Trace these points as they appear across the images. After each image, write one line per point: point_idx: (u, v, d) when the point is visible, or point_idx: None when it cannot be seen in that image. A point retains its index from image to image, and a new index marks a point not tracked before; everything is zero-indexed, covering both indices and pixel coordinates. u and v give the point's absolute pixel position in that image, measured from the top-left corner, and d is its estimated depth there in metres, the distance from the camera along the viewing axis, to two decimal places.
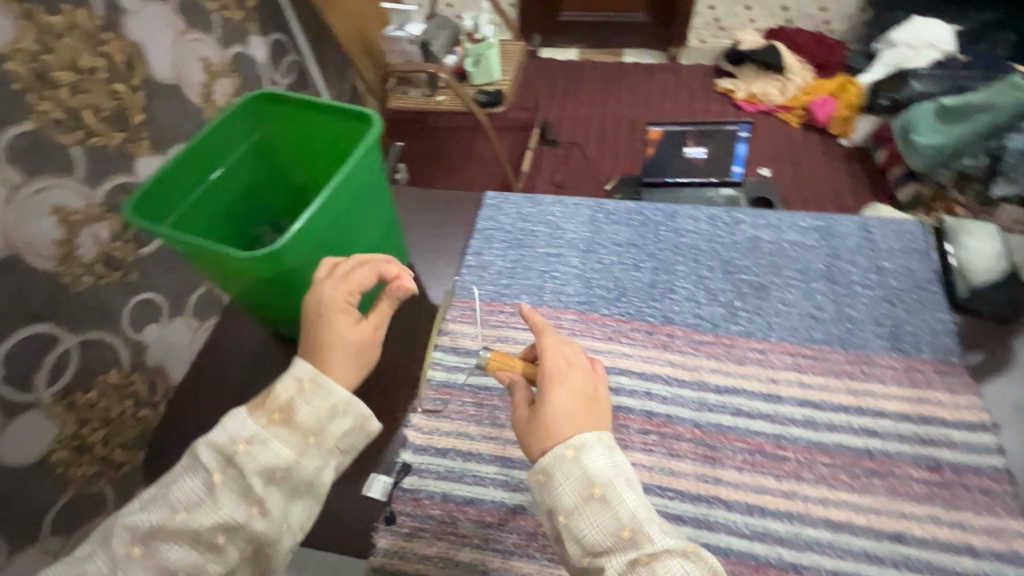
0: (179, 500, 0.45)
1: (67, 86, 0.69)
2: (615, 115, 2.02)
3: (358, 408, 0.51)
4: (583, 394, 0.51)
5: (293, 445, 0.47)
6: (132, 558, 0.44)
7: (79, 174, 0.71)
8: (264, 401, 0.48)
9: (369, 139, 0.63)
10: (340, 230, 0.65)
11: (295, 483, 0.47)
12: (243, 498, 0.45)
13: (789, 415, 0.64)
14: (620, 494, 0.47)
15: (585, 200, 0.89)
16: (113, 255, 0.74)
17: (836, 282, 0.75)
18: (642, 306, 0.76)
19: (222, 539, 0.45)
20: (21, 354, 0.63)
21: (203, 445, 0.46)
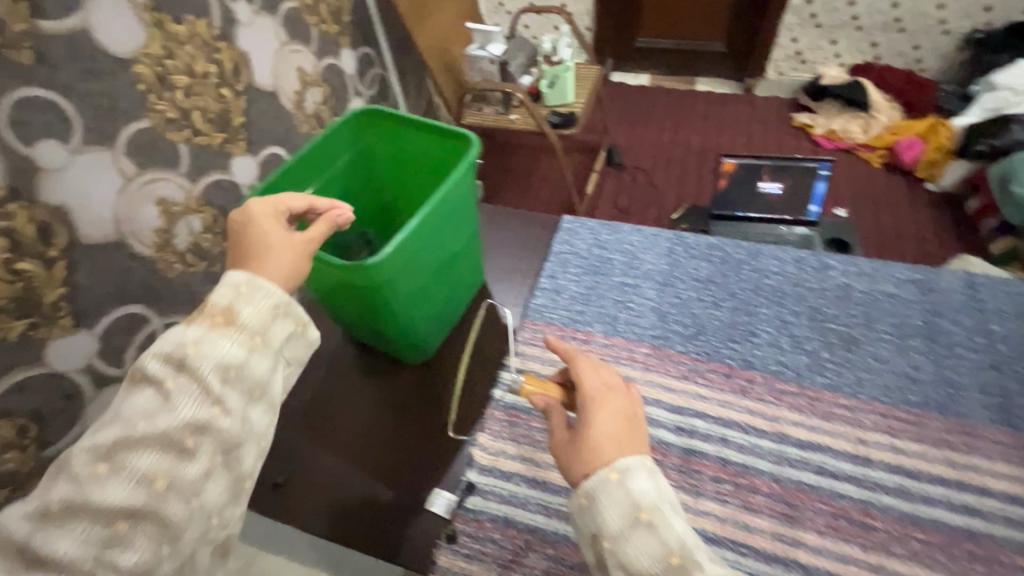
0: (134, 415, 0.43)
1: (182, 89, 0.76)
2: (685, 142, 1.98)
3: (297, 312, 0.50)
4: (625, 417, 0.51)
5: (243, 342, 0.46)
6: (100, 475, 0.41)
7: (183, 169, 0.78)
8: (204, 309, 0.47)
9: (467, 159, 0.66)
10: (430, 245, 0.66)
11: (250, 384, 0.46)
12: (200, 397, 0.44)
13: (879, 481, 0.60)
14: (667, 520, 0.45)
15: (663, 232, 0.88)
16: (202, 245, 0.83)
17: (936, 342, 0.70)
18: (720, 347, 0.73)
19: (190, 440, 0.43)
20: (116, 331, 0.71)
21: (152, 355, 0.44)
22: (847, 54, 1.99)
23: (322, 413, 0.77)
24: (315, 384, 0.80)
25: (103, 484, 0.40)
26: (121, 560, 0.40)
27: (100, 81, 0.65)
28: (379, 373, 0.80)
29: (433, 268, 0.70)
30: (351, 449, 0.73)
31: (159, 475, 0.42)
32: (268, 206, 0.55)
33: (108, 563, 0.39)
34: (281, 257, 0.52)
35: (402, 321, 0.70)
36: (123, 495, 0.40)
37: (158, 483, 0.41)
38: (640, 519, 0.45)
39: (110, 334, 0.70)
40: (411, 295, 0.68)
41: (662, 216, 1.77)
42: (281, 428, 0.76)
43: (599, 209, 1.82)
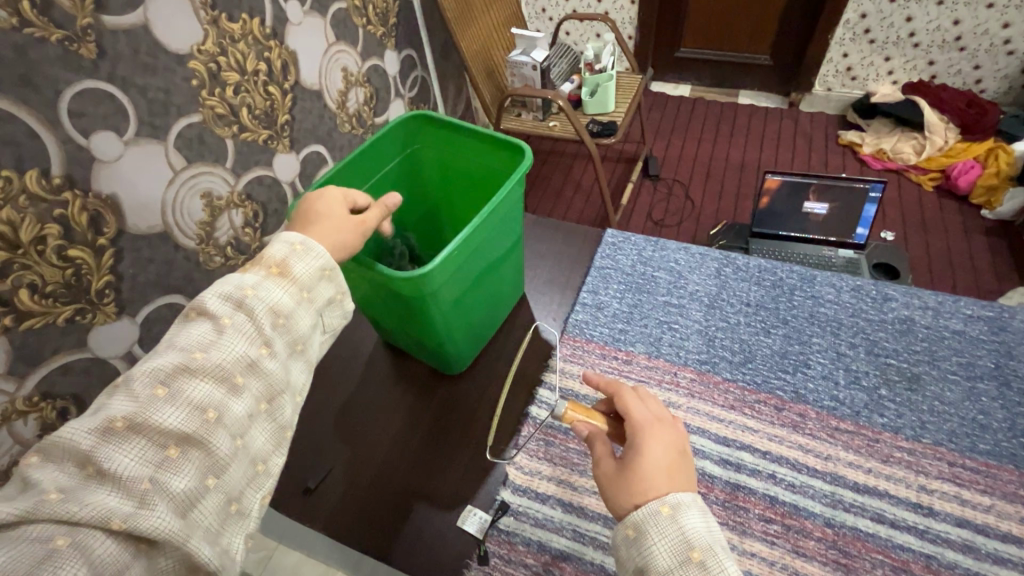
0: (191, 344, 0.45)
1: (232, 86, 0.76)
2: (725, 156, 1.93)
3: (340, 281, 0.55)
4: (676, 449, 0.49)
5: (292, 294, 0.50)
6: (158, 398, 0.41)
7: (229, 164, 0.78)
8: (261, 259, 0.51)
9: (519, 170, 0.64)
10: (475, 254, 0.65)
11: (295, 337, 0.50)
12: (253, 337, 0.47)
13: (944, 534, 0.56)
14: (720, 561, 0.43)
15: (711, 251, 0.85)
16: (242, 239, 0.83)
17: (1009, 386, 0.65)
18: (770, 376, 0.70)
19: (241, 377, 0.45)
20: (156, 320, 0.72)
21: (211, 292, 0.48)
22: (902, 72, 1.91)
23: (357, 418, 0.77)
24: (352, 389, 0.80)
25: (161, 407, 0.41)
26: (172, 483, 0.39)
27: (156, 76, 0.66)
28: (416, 383, 0.80)
29: (476, 279, 0.68)
30: (384, 456, 0.72)
31: (210, 406, 0.43)
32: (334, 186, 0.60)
33: (160, 486, 0.39)
34: (337, 232, 0.56)
35: (442, 330, 0.69)
36: (177, 420, 0.41)
37: (210, 413, 0.43)
38: (692, 558, 0.43)
39: (150, 323, 0.71)
40: (452, 305, 0.67)
41: (699, 230, 1.72)
42: (318, 427, 0.76)
43: (634, 220, 1.78)
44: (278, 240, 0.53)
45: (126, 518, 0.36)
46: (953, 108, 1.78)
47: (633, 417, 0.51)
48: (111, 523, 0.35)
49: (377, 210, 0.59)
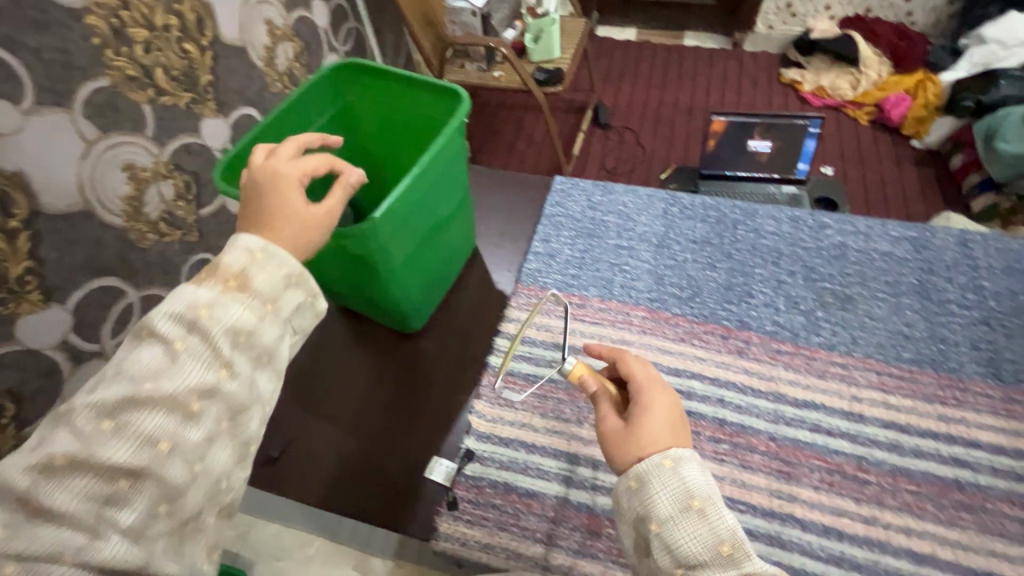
0: (138, 372, 0.37)
1: (141, 44, 0.68)
2: (673, 100, 1.93)
3: (312, 285, 0.45)
4: (676, 410, 0.48)
5: (255, 308, 0.41)
6: (104, 432, 0.36)
7: (149, 132, 0.71)
8: (215, 269, 0.41)
9: (457, 115, 0.61)
10: (420, 208, 0.63)
11: (262, 354, 0.42)
12: (210, 360, 0.39)
13: (872, 436, 0.61)
14: (720, 510, 0.42)
15: (658, 192, 0.86)
16: (175, 214, 0.77)
17: (928, 299, 0.71)
18: (716, 308, 0.73)
19: (199, 405, 0.38)
20: (90, 305, 0.67)
21: (162, 311, 0.39)
22: (839, 7, 1.93)
23: (316, 387, 0.75)
24: (307, 358, 0.78)
25: (107, 443, 0.35)
26: (123, 517, 0.35)
27: (50, 34, 0.59)
28: (375, 346, 0.78)
29: (425, 235, 0.67)
30: (348, 423, 0.71)
31: (164, 436, 0.37)
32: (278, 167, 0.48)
33: (110, 521, 0.35)
34: (301, 231, 0.46)
35: (394, 290, 0.68)
36: (126, 456, 0.36)
37: (163, 445, 0.37)
38: (691, 507, 0.42)
39: (84, 308, 0.67)
40: (402, 263, 0.65)
41: (651, 177, 1.74)
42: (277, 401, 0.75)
43: (587, 169, 1.78)
44: (236, 244, 0.43)
45: (77, 552, 0.33)
46: (885, 42, 1.86)
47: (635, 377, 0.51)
48: (62, 558, 0.32)
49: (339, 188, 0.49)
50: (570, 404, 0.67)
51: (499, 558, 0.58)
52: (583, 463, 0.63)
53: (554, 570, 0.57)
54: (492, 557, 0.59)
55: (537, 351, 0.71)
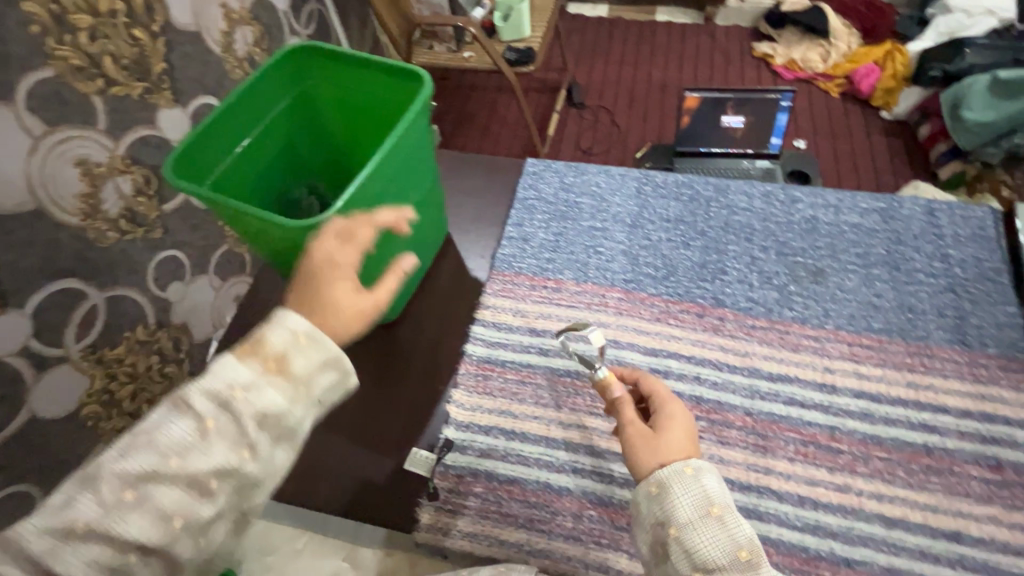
0: (167, 446, 0.39)
1: (87, 31, 0.62)
2: (646, 78, 1.91)
3: (346, 369, 0.45)
4: (693, 428, 0.50)
5: (285, 391, 0.42)
6: (125, 503, 0.37)
7: (102, 125, 0.64)
8: (257, 349, 0.42)
9: (421, 99, 0.59)
10: (386, 198, 0.61)
11: (283, 435, 0.42)
12: (234, 440, 0.40)
13: (845, 406, 0.62)
14: (737, 518, 0.44)
15: (632, 171, 0.85)
16: (137, 210, 0.69)
17: (897, 269, 0.71)
18: (691, 287, 0.72)
19: (216, 483, 0.39)
20: (54, 307, 0.60)
21: (201, 385, 0.40)
22: None
23: None
24: None
25: (127, 514, 0.37)
26: None
27: None
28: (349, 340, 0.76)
29: (394, 225, 0.65)
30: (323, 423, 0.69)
31: (176, 512, 0.38)
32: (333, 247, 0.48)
33: None
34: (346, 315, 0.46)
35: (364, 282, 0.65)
36: (141, 529, 0.37)
37: (176, 519, 0.38)
38: (712, 512, 0.44)
39: (45, 313, 0.60)
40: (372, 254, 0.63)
41: (627, 156, 1.73)
42: None
43: (562, 151, 1.76)
44: (282, 321, 0.43)
45: None
46: (855, 11, 1.85)
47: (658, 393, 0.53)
48: None
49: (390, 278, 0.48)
50: (549, 388, 0.67)
51: (481, 546, 0.58)
52: (563, 447, 0.63)
53: (537, 554, 0.58)
54: (475, 545, 0.59)
55: (514, 337, 0.71)
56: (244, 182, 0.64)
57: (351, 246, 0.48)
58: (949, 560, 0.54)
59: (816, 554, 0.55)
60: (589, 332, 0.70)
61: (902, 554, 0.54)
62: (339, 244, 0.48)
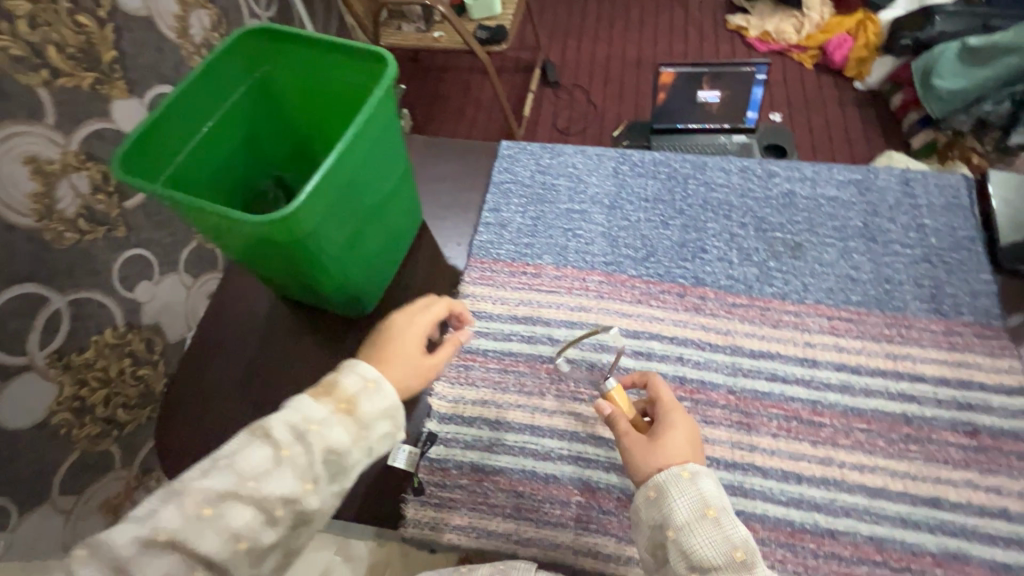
0: (245, 470, 0.40)
1: (24, 18, 0.55)
2: (621, 54, 1.88)
3: (401, 423, 0.47)
4: (694, 435, 0.51)
5: (351, 430, 0.44)
6: (203, 519, 0.38)
7: (51, 120, 0.58)
8: (331, 388, 0.45)
9: (384, 81, 0.56)
10: (354, 187, 0.58)
11: (342, 475, 0.44)
12: (301, 472, 0.41)
13: (826, 380, 0.63)
14: (733, 520, 0.44)
15: (608, 150, 0.83)
16: (96, 209, 0.63)
17: (873, 240, 0.72)
18: (671, 267, 0.72)
19: (281, 512, 0.40)
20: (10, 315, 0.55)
21: (280, 413, 0.43)
22: None
23: (266, 383, 0.69)
24: (254, 353, 0.71)
25: (202, 532, 0.38)
26: None
27: None
28: (323, 333, 0.71)
29: (364, 216, 0.62)
30: None
31: (244, 535, 0.39)
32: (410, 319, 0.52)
33: None
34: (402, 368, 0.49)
35: (337, 276, 0.63)
36: (213, 547, 0.38)
37: (243, 542, 0.39)
38: (707, 513, 0.44)
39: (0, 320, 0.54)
40: (342, 246, 0.60)
41: (604, 135, 1.70)
42: (223, 402, 0.69)
43: (538, 132, 1.74)
44: (354, 368, 0.46)
45: None
46: None
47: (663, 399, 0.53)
48: None
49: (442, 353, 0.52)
50: (532, 375, 0.66)
51: (469, 538, 0.58)
52: (548, 435, 0.62)
53: (526, 544, 0.57)
54: (463, 537, 0.58)
55: (495, 326, 0.69)
56: (203, 177, 0.61)
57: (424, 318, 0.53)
58: (928, 526, 0.55)
59: (801, 528, 0.56)
60: (571, 317, 0.69)
61: (884, 523, 0.55)
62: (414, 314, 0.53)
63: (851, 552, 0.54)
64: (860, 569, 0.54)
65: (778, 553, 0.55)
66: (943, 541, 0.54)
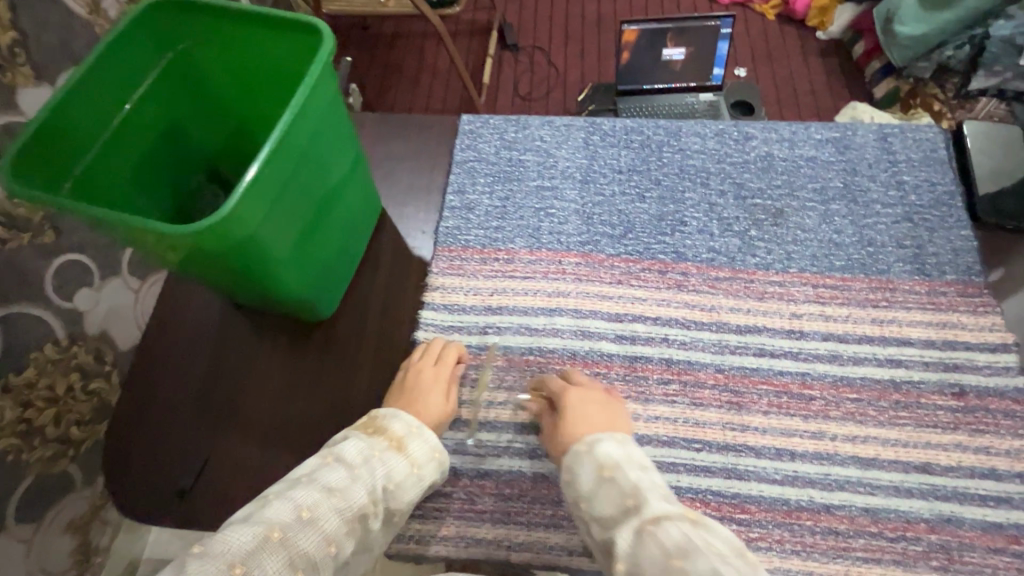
0: (330, 483, 0.45)
1: None
2: (582, 11, 1.79)
3: (444, 467, 0.54)
4: (599, 404, 0.54)
5: (406, 463, 0.50)
6: (301, 521, 0.42)
7: None
8: (382, 429, 0.51)
9: (321, 57, 0.48)
10: (299, 180, 0.52)
11: (396, 505, 0.49)
12: (373, 488, 0.47)
13: (814, 351, 0.61)
14: (627, 474, 0.48)
15: (576, 120, 0.78)
16: (16, 213, 0.54)
17: (854, 201, 0.69)
18: (650, 243, 0.68)
19: (358, 523, 0.45)
20: None
21: (348, 440, 0.49)
22: None
23: (222, 398, 0.62)
24: (207, 365, 0.64)
25: (300, 532, 0.41)
26: None
27: None
28: (284, 336, 0.64)
29: (313, 213, 0.56)
30: (265, 431, 0.60)
31: (334, 539, 0.43)
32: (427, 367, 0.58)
33: None
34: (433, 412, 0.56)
35: (288, 283, 0.56)
36: (312, 548, 0.41)
37: (333, 547, 0.43)
38: (604, 475, 0.48)
39: None
40: (291, 249, 0.54)
41: (569, 100, 1.64)
42: (176, 419, 0.61)
43: (501, 100, 1.65)
44: (397, 415, 0.53)
45: None
46: None
47: (551, 391, 0.56)
48: None
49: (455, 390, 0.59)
50: (511, 369, 0.62)
51: (459, 548, 0.55)
52: (532, 432, 0.59)
53: (518, 549, 0.54)
54: (451, 549, 0.55)
55: (469, 318, 0.65)
56: (118, 180, 0.52)
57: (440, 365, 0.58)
58: (921, 492, 0.54)
59: (796, 506, 0.54)
60: (549, 303, 0.65)
61: (878, 493, 0.55)
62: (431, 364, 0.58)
63: (848, 526, 0.54)
64: (857, 542, 0.53)
65: (776, 534, 0.54)
66: (936, 506, 0.54)
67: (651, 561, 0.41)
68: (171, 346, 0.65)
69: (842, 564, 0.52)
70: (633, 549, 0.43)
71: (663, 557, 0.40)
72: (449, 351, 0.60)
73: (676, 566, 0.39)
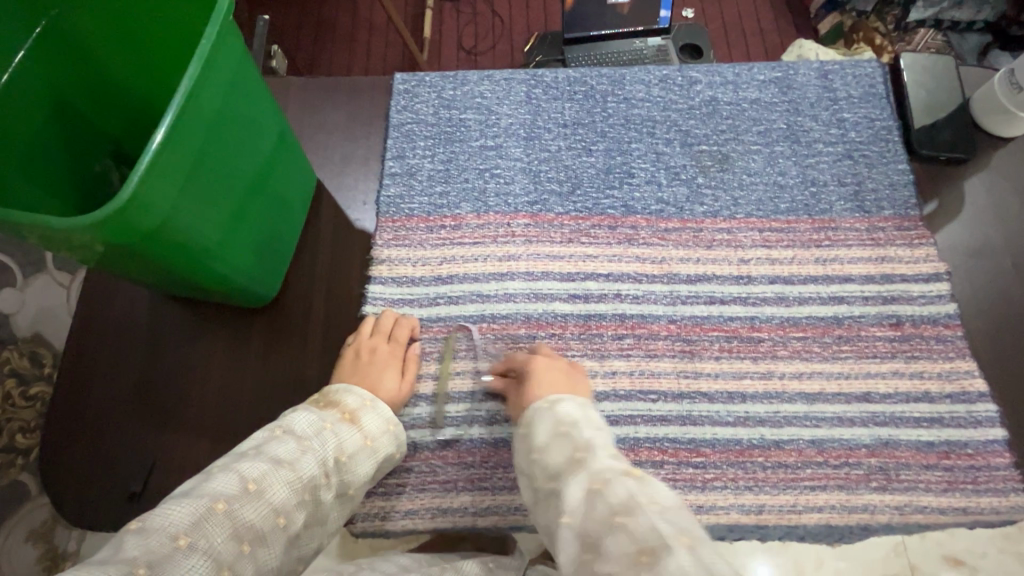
0: (279, 455, 0.43)
1: None
2: None
3: (400, 438, 0.53)
4: (561, 371, 0.54)
5: (358, 438, 0.49)
6: (247, 492, 0.40)
7: None
8: (334, 402, 0.50)
9: (219, 12, 0.43)
10: (216, 153, 0.47)
11: (350, 479, 0.47)
12: (322, 461, 0.45)
13: (762, 295, 0.62)
14: (584, 433, 0.44)
15: (517, 73, 0.74)
16: None
17: (798, 142, 0.69)
18: (599, 197, 0.67)
19: (309, 495, 0.43)
20: None
21: (298, 412, 0.47)
22: None
23: (165, 396, 0.59)
24: (144, 363, 0.60)
25: (247, 504, 0.39)
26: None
27: None
28: (225, 326, 0.61)
29: (237, 189, 0.51)
30: (216, 424, 0.58)
31: (283, 511, 0.41)
32: (381, 342, 0.57)
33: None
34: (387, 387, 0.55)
35: (216, 269, 0.51)
36: (259, 518, 0.39)
37: (282, 518, 0.41)
38: (559, 431, 0.44)
39: None
40: (216, 230, 0.49)
41: (515, 51, 1.56)
42: (116, 422, 0.58)
43: (444, 56, 1.57)
44: (351, 389, 0.52)
45: None
46: None
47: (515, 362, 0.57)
48: None
49: (412, 365, 0.58)
50: (465, 340, 0.61)
51: (426, 520, 0.55)
52: (489, 398, 0.58)
53: (484, 514, 0.55)
54: (418, 521, 0.55)
55: (419, 291, 0.63)
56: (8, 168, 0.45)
57: (393, 341, 0.58)
58: (862, 420, 0.57)
59: (748, 444, 0.57)
60: (499, 268, 0.63)
61: (823, 425, 0.57)
62: (385, 339, 0.58)
63: (797, 458, 0.56)
64: (805, 472, 0.56)
65: (729, 473, 0.56)
66: (876, 431, 0.57)
67: (593, 520, 0.36)
68: (101, 348, 0.61)
69: (791, 494, 0.55)
70: (580, 504, 0.38)
71: (606, 514, 0.36)
72: (402, 326, 0.59)
73: (619, 524, 0.35)
